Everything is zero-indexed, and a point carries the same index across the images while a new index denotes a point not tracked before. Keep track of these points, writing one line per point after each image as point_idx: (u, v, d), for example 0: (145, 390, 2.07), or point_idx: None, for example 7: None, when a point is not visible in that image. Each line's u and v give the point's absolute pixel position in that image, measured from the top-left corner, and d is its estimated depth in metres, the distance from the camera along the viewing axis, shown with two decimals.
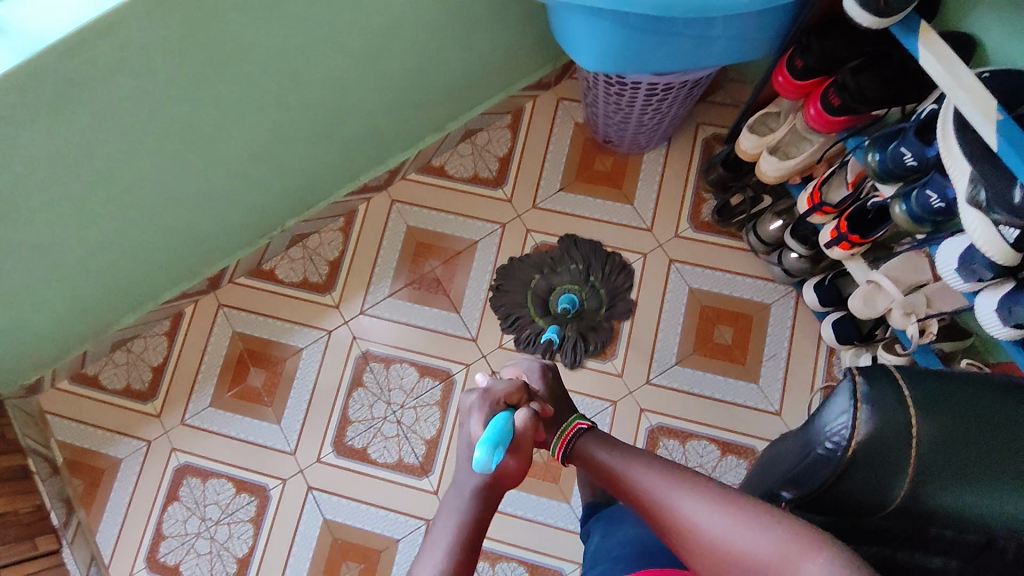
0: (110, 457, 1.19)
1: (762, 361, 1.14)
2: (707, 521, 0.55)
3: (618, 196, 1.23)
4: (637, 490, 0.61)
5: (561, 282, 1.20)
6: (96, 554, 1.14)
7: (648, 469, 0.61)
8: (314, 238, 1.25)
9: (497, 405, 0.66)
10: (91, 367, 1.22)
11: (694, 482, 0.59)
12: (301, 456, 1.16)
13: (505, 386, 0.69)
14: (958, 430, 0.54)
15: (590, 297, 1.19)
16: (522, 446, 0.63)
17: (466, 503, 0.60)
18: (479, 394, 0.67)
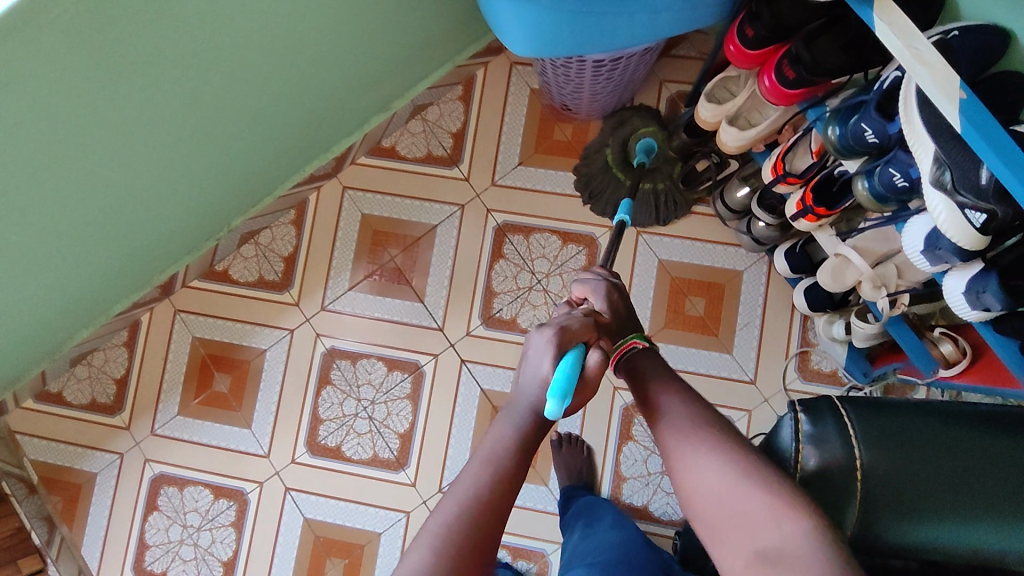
0: (85, 473, 1.18)
1: (735, 330, 1.11)
2: (707, 473, 0.54)
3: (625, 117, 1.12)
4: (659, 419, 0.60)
5: (635, 133, 1.12)
6: (83, 567, 1.15)
7: (677, 401, 0.60)
8: (266, 234, 1.20)
9: (572, 340, 0.59)
10: (54, 384, 1.19)
11: (717, 425, 0.58)
12: (275, 458, 1.15)
13: (578, 322, 0.61)
14: (903, 462, 0.56)
15: (663, 164, 1.10)
16: (588, 382, 0.59)
17: (524, 419, 0.56)
18: (552, 328, 0.59)
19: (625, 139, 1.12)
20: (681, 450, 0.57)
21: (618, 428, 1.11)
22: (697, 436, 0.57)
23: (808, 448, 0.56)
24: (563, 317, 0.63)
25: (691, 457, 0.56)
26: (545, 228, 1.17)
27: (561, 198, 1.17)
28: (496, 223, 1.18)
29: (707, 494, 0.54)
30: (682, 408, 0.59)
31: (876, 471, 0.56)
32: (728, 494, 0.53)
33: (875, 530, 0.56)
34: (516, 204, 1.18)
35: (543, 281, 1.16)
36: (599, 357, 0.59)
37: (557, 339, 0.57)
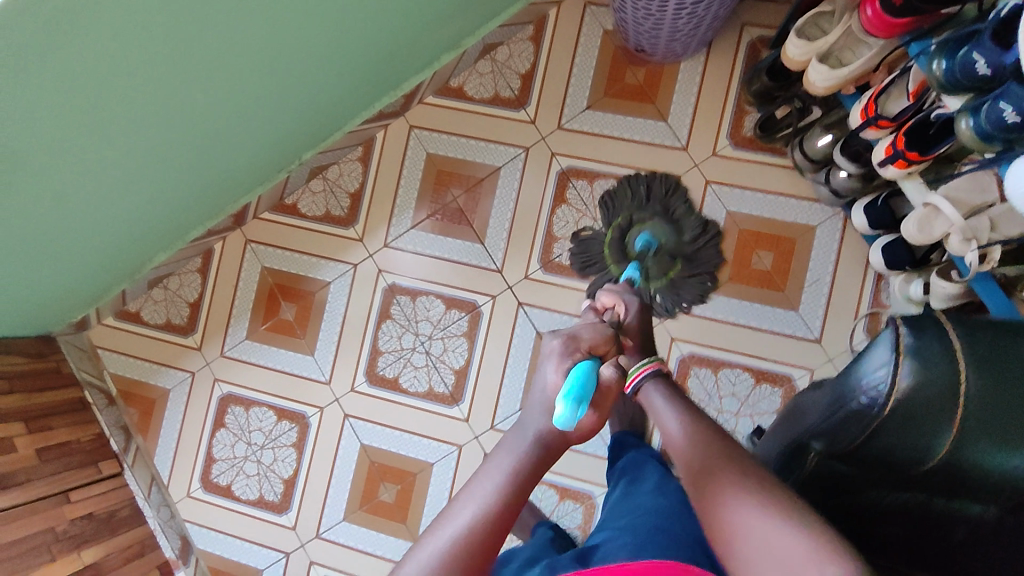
0: (160, 388, 1.25)
1: (803, 286, 1.08)
2: (735, 504, 0.49)
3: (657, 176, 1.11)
4: (678, 450, 0.57)
5: (641, 219, 1.10)
6: (156, 476, 1.24)
7: (689, 433, 0.57)
8: (334, 169, 1.22)
9: (581, 355, 0.61)
10: (133, 304, 1.26)
11: (743, 462, 0.53)
12: (336, 385, 1.20)
13: (594, 334, 0.64)
14: (1001, 391, 0.54)
15: (666, 237, 1.09)
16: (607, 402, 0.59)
17: (528, 444, 0.53)
18: (564, 339, 0.61)
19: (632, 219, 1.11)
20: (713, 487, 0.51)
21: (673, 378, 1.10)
22: (726, 482, 0.51)
23: (908, 360, 0.55)
24: (582, 329, 0.66)
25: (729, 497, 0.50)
26: (610, 174, 1.15)
27: (627, 144, 1.14)
28: (560, 167, 1.16)
29: (745, 539, 0.47)
30: (698, 442, 0.56)
31: (980, 397, 0.54)
32: (756, 535, 0.47)
33: (964, 455, 0.56)
34: (582, 149, 1.15)
35: (605, 228, 1.15)
36: (614, 373, 0.60)
37: (566, 347, 0.61)
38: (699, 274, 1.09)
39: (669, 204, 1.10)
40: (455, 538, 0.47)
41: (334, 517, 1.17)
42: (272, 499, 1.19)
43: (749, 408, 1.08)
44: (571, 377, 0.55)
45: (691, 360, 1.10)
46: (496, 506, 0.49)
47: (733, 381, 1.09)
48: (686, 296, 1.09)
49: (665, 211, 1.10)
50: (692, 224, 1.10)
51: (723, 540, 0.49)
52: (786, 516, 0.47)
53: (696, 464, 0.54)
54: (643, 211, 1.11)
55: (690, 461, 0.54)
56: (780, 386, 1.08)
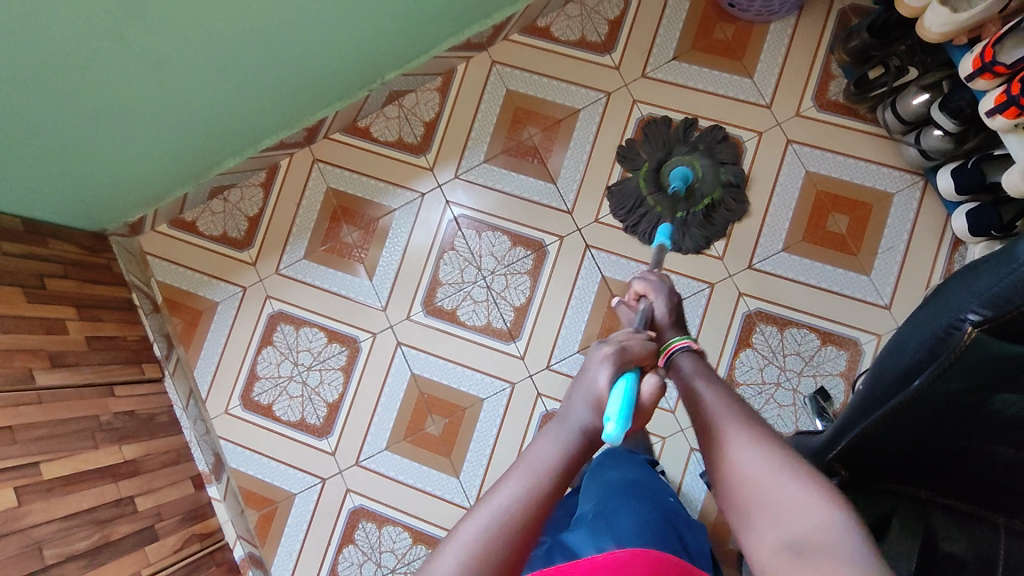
0: (208, 300, 1.22)
1: (876, 253, 1.08)
2: (747, 453, 0.49)
3: (690, 121, 1.12)
4: (699, 410, 0.56)
5: (674, 154, 1.11)
6: (194, 389, 1.20)
7: (718, 394, 0.57)
8: (410, 97, 1.22)
9: (627, 362, 0.57)
10: (190, 213, 1.24)
11: (763, 426, 0.52)
12: (391, 312, 1.18)
13: (642, 346, 0.60)
14: None
15: (704, 172, 1.10)
16: (644, 417, 0.55)
17: (570, 439, 0.51)
18: (613, 348, 0.58)
19: (663, 155, 1.12)
20: (725, 434, 0.52)
21: (739, 332, 1.09)
22: (734, 424, 0.52)
23: None
24: (625, 335, 0.63)
25: (737, 440, 0.51)
26: (690, 125, 1.14)
27: (711, 97, 1.14)
28: (641, 114, 1.15)
29: (743, 479, 0.48)
30: (721, 401, 0.56)
31: None
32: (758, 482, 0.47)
33: None
34: (665, 98, 1.15)
35: None
36: (657, 385, 0.56)
37: (614, 354, 0.57)
38: (726, 215, 1.09)
39: (707, 139, 1.12)
40: (500, 512, 0.46)
41: (376, 446, 1.15)
42: (314, 422, 1.17)
43: (813, 368, 1.07)
44: (619, 397, 0.52)
45: (757, 317, 1.08)
46: (542, 485, 0.47)
47: (798, 341, 1.08)
48: (714, 229, 1.09)
49: (709, 151, 1.11)
50: (722, 147, 1.11)
51: (730, 486, 0.49)
52: (798, 473, 0.47)
53: (716, 420, 0.53)
54: (681, 146, 1.12)
55: (710, 417, 0.54)
56: (846, 350, 1.06)
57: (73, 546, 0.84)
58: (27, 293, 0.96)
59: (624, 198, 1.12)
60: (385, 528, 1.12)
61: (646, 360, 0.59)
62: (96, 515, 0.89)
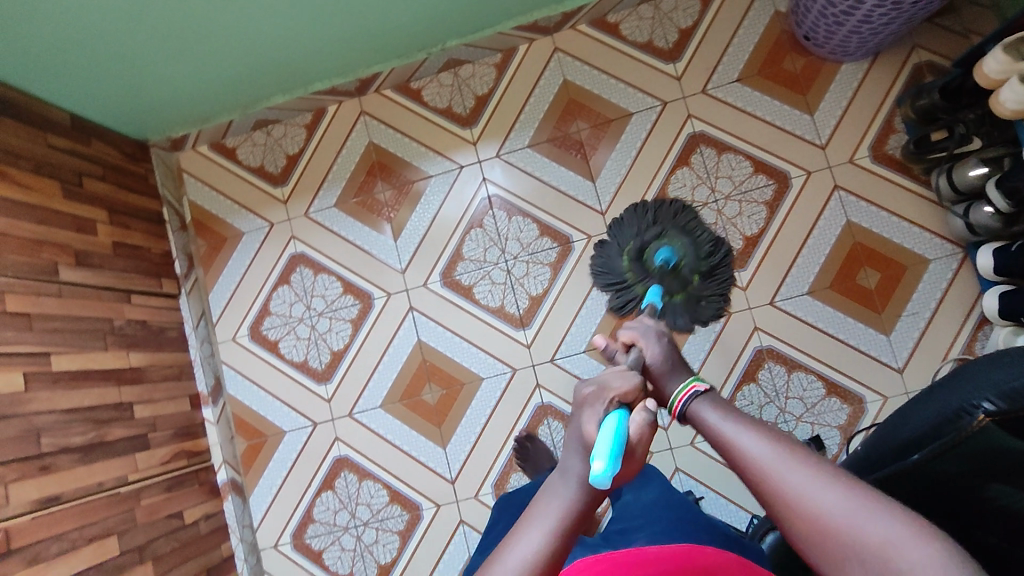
0: (234, 229, 1.24)
1: (900, 315, 1.07)
2: (820, 495, 0.44)
3: (675, 210, 1.04)
4: (746, 466, 0.50)
5: (656, 239, 1.03)
6: (206, 312, 1.22)
7: (762, 439, 0.51)
8: (467, 69, 1.21)
9: (610, 402, 0.60)
10: (232, 140, 1.25)
11: (821, 461, 0.47)
12: (409, 276, 1.19)
13: (623, 382, 0.64)
14: None
15: (687, 256, 1.01)
16: (634, 454, 0.57)
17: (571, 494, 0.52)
18: (595, 388, 0.62)
19: (646, 239, 1.03)
20: (779, 473, 0.47)
21: (746, 365, 1.09)
22: (782, 457, 0.48)
23: None
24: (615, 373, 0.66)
25: (793, 477, 0.46)
26: (740, 150, 1.13)
27: (767, 127, 1.13)
28: (693, 130, 1.14)
29: (813, 517, 0.43)
30: (748, 431, 0.53)
31: None
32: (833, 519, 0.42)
33: None
34: (719, 119, 1.14)
35: (720, 201, 1.12)
36: (646, 417, 0.59)
37: (598, 398, 0.60)
38: (710, 296, 1.03)
39: (682, 227, 1.03)
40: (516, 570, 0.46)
41: (371, 402, 1.17)
42: (316, 367, 1.19)
43: (812, 416, 1.07)
44: (608, 436, 0.54)
45: (768, 354, 1.09)
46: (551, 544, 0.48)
47: (803, 387, 1.08)
48: (704, 312, 1.03)
49: (686, 230, 1.02)
50: (697, 231, 1.02)
51: (809, 529, 0.43)
52: (873, 504, 0.42)
53: (772, 471, 0.47)
54: (652, 233, 1.03)
55: (764, 467, 0.48)
56: (849, 404, 1.07)
57: (69, 439, 0.87)
58: (64, 189, 0.99)
59: (606, 263, 1.06)
60: (365, 483, 1.15)
61: (630, 397, 0.62)
62: (96, 414, 0.92)
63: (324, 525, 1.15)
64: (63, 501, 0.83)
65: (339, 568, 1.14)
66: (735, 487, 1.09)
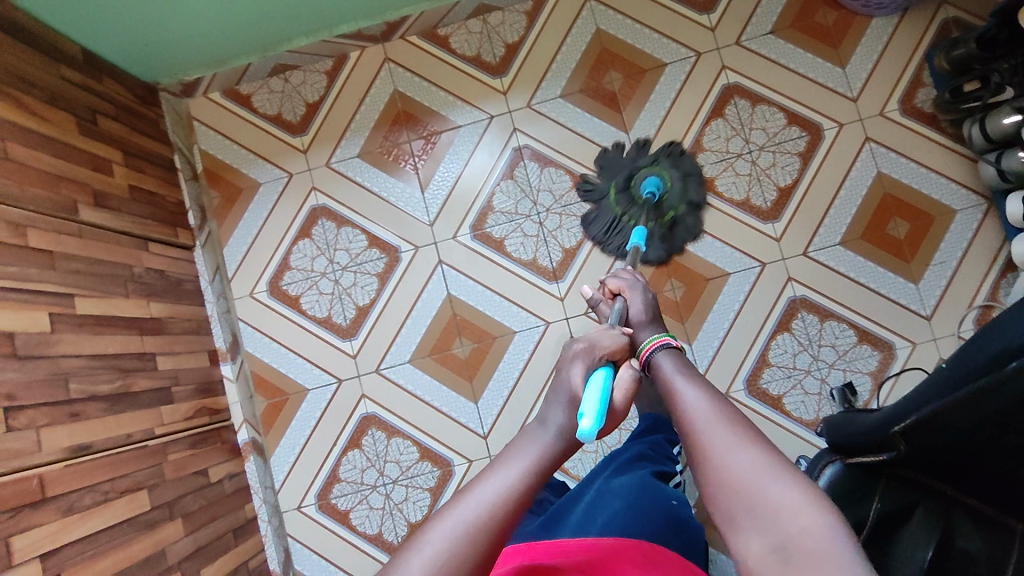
0: (250, 179, 1.18)
1: (928, 264, 1.09)
2: (739, 454, 0.47)
3: (671, 150, 1.11)
4: (680, 412, 0.56)
5: (644, 165, 1.10)
6: (221, 266, 1.17)
7: (709, 402, 0.55)
8: (497, 16, 1.17)
9: (598, 360, 0.67)
10: (247, 87, 1.19)
11: (753, 432, 0.50)
12: (437, 229, 1.16)
13: (612, 341, 0.70)
14: None
15: (673, 185, 1.09)
16: (616, 412, 0.66)
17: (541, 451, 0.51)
18: (584, 346, 0.67)
19: (636, 162, 1.10)
20: (710, 436, 0.50)
21: (780, 315, 1.10)
22: (716, 425, 0.51)
23: None
24: (603, 332, 0.73)
25: (721, 440, 0.49)
26: (774, 102, 1.13)
27: (799, 79, 1.13)
28: (727, 82, 1.14)
29: (727, 475, 0.46)
30: (698, 402, 0.55)
31: None
32: (747, 479, 0.45)
33: None
34: (754, 71, 1.13)
35: (754, 152, 1.12)
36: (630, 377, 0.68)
37: (587, 352, 0.67)
38: (689, 223, 1.09)
39: (677, 159, 1.10)
40: (494, 500, 0.45)
41: (399, 356, 1.14)
42: (340, 323, 1.15)
43: (844, 363, 1.08)
44: (595, 397, 0.60)
45: (801, 304, 1.09)
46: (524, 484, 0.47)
47: (835, 335, 1.09)
48: (683, 234, 1.09)
49: (682, 163, 1.10)
50: (691, 165, 1.10)
51: (720, 485, 0.46)
52: (781, 474, 0.45)
53: (703, 426, 0.52)
54: (640, 161, 1.10)
55: (697, 421, 0.53)
56: (879, 351, 1.08)
57: (96, 387, 0.81)
58: (79, 124, 0.92)
59: (593, 196, 1.11)
60: (394, 440, 1.12)
61: (617, 354, 0.70)
62: (120, 362, 0.86)
63: (350, 484, 1.12)
64: (94, 451, 0.78)
65: (367, 528, 1.11)
66: (770, 436, 1.08)
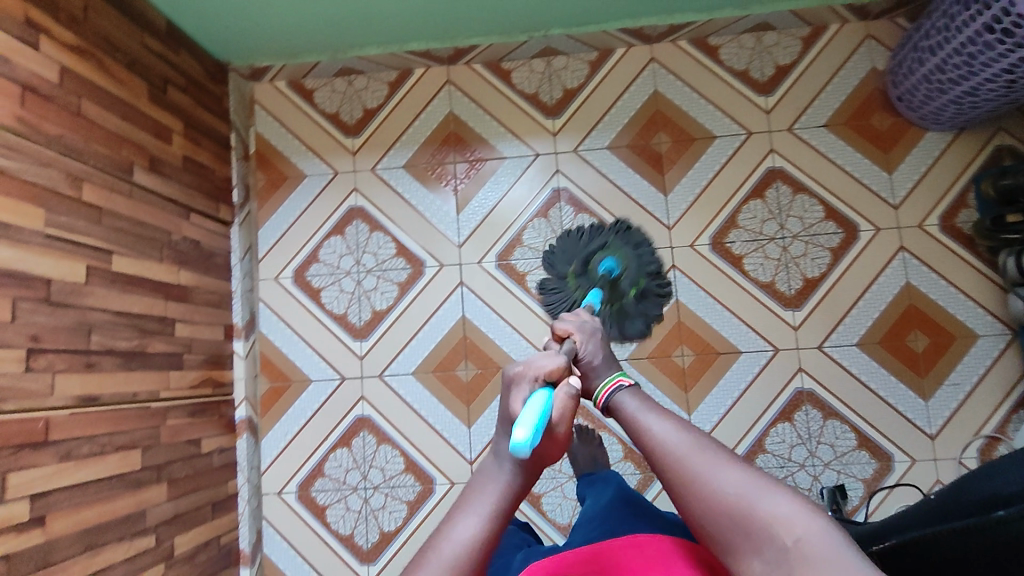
0: (298, 169, 1.22)
1: (941, 384, 1.08)
2: (721, 477, 0.48)
3: (625, 227, 1.07)
4: (651, 447, 0.53)
5: (600, 249, 1.06)
6: (252, 246, 1.20)
7: (675, 427, 0.53)
8: (561, 60, 1.21)
9: (536, 380, 0.59)
10: (312, 82, 1.23)
11: (720, 447, 0.51)
12: (464, 251, 1.18)
13: (549, 360, 0.61)
14: None
15: (628, 263, 1.05)
16: (557, 433, 0.58)
17: (502, 480, 0.54)
18: (520, 366, 0.60)
19: (591, 248, 1.06)
20: (690, 463, 0.50)
21: (783, 403, 1.10)
22: (694, 449, 0.51)
23: None
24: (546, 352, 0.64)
25: (703, 464, 0.49)
26: (815, 194, 1.14)
27: (844, 176, 1.14)
28: (772, 165, 1.15)
29: (719, 497, 0.47)
30: (659, 427, 0.54)
31: None
32: (733, 500, 0.46)
33: None
34: (801, 160, 1.15)
35: (787, 239, 1.14)
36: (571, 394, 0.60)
37: (524, 374, 0.59)
38: (656, 295, 1.06)
39: (627, 237, 1.07)
40: (457, 549, 0.49)
41: (404, 366, 1.16)
42: (354, 322, 1.18)
43: (839, 465, 1.08)
44: (534, 407, 0.56)
45: (807, 397, 1.10)
46: (489, 529, 0.51)
47: (835, 435, 1.09)
48: (651, 307, 1.06)
49: (628, 245, 1.06)
50: (643, 244, 1.06)
51: (711, 511, 0.47)
52: (767, 485, 0.47)
53: (677, 455, 0.51)
54: (598, 240, 1.06)
55: (675, 452, 0.51)
56: (877, 460, 1.08)
57: (115, 342, 0.84)
58: (152, 92, 0.97)
59: (551, 285, 1.08)
60: (382, 447, 1.14)
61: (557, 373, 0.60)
62: (142, 323, 0.90)
63: (332, 481, 1.14)
64: (100, 404, 0.81)
65: (340, 527, 1.12)
66: None
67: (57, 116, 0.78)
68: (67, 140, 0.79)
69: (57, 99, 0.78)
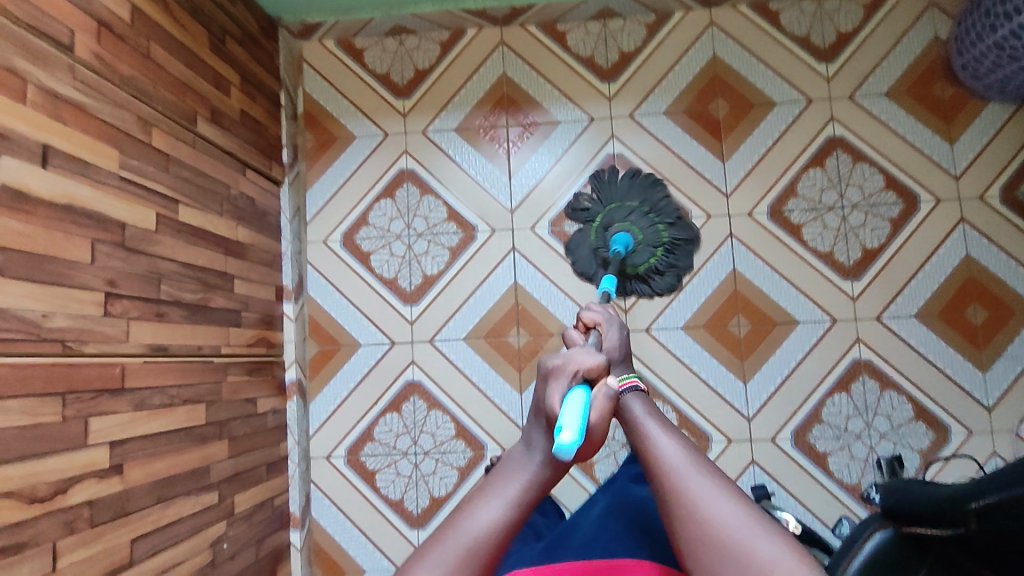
0: (347, 130, 1.20)
1: (999, 356, 1.08)
2: (716, 503, 0.55)
3: (653, 183, 1.12)
4: (657, 461, 0.61)
5: (616, 219, 1.10)
6: (301, 208, 1.18)
7: (678, 446, 0.61)
8: (618, 22, 1.18)
9: (575, 375, 0.63)
10: (362, 41, 1.21)
11: (723, 479, 0.58)
12: (517, 216, 1.16)
13: (589, 357, 0.65)
14: None
15: (643, 233, 1.09)
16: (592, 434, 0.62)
17: (529, 476, 0.61)
18: (561, 360, 0.65)
19: (613, 215, 1.10)
20: (694, 486, 0.57)
21: (841, 373, 1.09)
22: (699, 475, 0.57)
23: None
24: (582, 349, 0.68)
25: (706, 492, 0.56)
26: (875, 163, 1.13)
27: (905, 146, 1.13)
28: (832, 134, 1.14)
29: (716, 522, 0.54)
30: (668, 451, 0.61)
31: None
32: (725, 527, 0.53)
33: None
34: (861, 129, 1.13)
35: (846, 208, 1.12)
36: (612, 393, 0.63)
37: (562, 369, 0.64)
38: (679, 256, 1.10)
39: (649, 200, 1.11)
40: (476, 535, 0.57)
41: (456, 331, 1.14)
42: (404, 287, 1.16)
43: (895, 436, 1.08)
44: (574, 408, 0.59)
45: (864, 367, 1.09)
46: (510, 515, 0.59)
47: (892, 406, 1.08)
48: (672, 276, 1.10)
49: (649, 211, 1.10)
50: (665, 205, 1.10)
51: (701, 534, 0.54)
52: (759, 521, 0.53)
53: (680, 476, 0.58)
54: (625, 203, 1.11)
55: (678, 474, 0.58)
56: (933, 431, 1.07)
57: (182, 294, 0.82)
58: (211, 42, 0.94)
59: (573, 242, 1.13)
60: (433, 412, 1.13)
61: (595, 370, 0.64)
62: (205, 277, 0.88)
63: (382, 446, 1.12)
64: (169, 354, 0.79)
65: (390, 492, 1.11)
66: (806, 489, 1.08)
67: (129, 57, 0.76)
68: (138, 83, 0.77)
69: (128, 39, 0.76)
